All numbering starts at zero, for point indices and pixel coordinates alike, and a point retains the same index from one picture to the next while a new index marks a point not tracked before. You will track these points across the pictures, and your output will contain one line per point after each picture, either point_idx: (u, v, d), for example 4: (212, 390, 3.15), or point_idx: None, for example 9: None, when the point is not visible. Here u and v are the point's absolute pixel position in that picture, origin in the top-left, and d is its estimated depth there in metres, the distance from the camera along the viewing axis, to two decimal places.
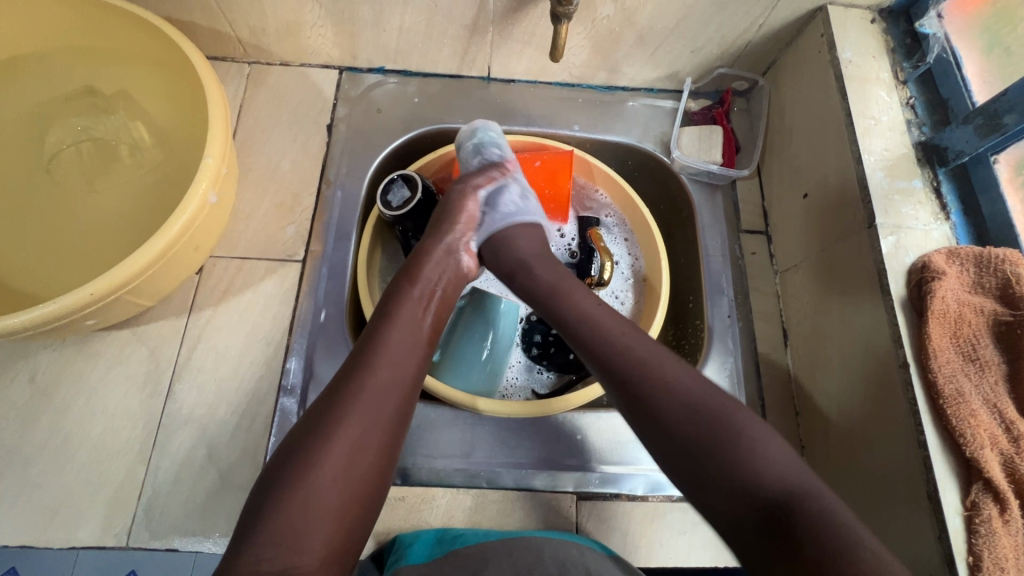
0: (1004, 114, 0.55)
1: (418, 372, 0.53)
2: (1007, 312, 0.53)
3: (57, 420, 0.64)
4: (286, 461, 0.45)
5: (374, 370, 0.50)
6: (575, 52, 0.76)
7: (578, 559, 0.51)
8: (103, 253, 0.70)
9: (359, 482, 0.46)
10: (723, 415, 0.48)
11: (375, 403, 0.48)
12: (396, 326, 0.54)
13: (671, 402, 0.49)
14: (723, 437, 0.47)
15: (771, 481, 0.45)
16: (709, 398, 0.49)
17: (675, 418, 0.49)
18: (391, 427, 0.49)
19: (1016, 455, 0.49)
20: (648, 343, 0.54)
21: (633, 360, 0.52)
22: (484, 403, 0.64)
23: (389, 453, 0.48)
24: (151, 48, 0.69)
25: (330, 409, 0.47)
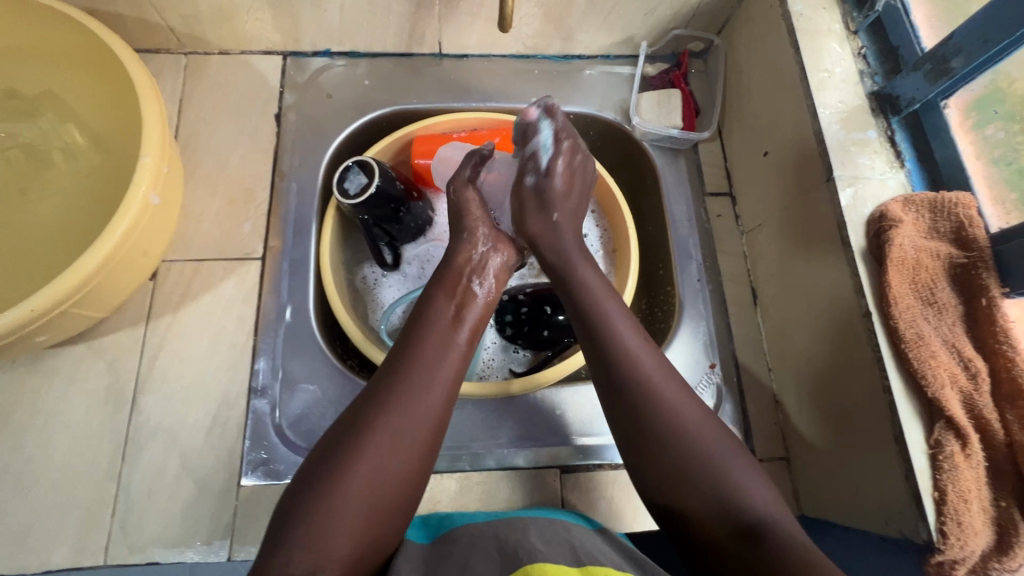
0: (952, 57, 0.56)
1: (456, 375, 0.51)
2: (961, 255, 0.54)
3: (17, 443, 0.61)
4: (317, 469, 0.44)
5: (410, 377, 0.49)
6: (526, 21, 0.74)
7: (562, 534, 0.49)
8: (45, 265, 0.66)
9: (389, 488, 0.44)
10: (722, 459, 0.46)
11: (408, 413, 0.47)
12: (433, 328, 0.53)
13: (680, 447, 0.47)
14: (712, 484, 0.45)
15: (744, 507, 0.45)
16: (714, 443, 0.47)
17: (672, 469, 0.46)
18: (427, 437, 0.47)
19: (975, 392, 0.50)
20: (681, 386, 0.50)
21: (659, 403, 0.49)
22: (516, 385, 0.65)
23: (420, 465, 0.47)
24: (74, 43, 0.65)
25: (366, 415, 0.46)
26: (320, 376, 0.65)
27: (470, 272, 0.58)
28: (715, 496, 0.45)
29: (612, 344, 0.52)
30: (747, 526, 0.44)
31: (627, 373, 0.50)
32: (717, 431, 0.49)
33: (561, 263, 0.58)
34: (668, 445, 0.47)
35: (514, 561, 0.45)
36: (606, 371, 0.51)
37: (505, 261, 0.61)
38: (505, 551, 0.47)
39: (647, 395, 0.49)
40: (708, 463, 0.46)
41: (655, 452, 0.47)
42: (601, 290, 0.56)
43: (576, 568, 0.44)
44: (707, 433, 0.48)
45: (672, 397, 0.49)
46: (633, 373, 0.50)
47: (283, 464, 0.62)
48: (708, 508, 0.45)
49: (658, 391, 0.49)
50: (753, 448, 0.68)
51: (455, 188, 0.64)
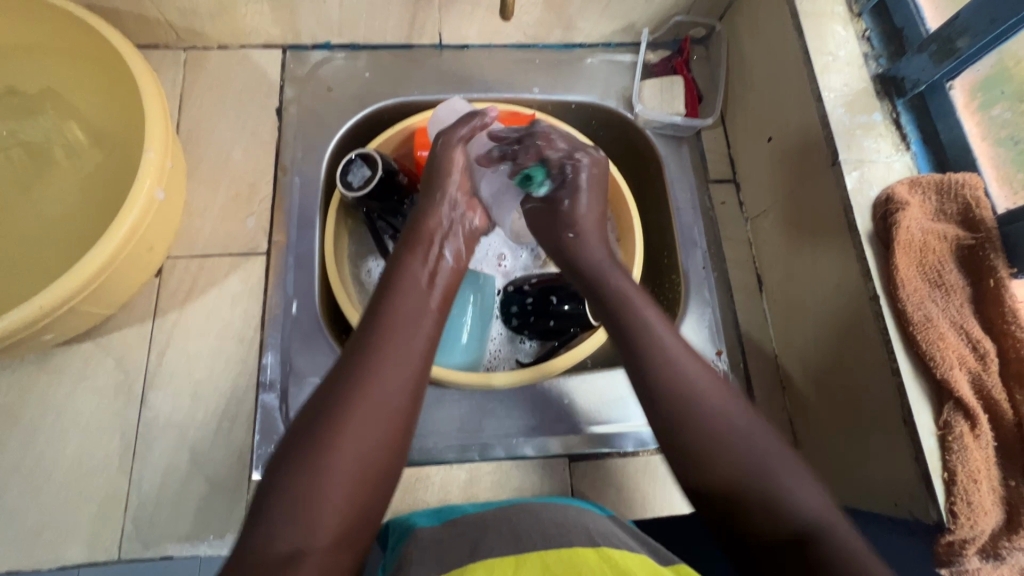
0: (957, 37, 0.56)
1: (429, 344, 0.50)
2: (969, 236, 0.54)
3: (28, 441, 0.61)
4: (296, 442, 0.43)
5: (384, 346, 0.47)
6: (527, 9, 0.73)
7: (576, 517, 0.50)
8: (50, 263, 0.66)
9: (372, 457, 0.43)
10: (770, 466, 0.45)
11: (383, 383, 0.45)
12: (403, 297, 0.51)
13: (721, 449, 0.46)
14: (762, 490, 0.45)
15: (795, 513, 0.44)
16: (760, 448, 0.46)
17: (721, 478, 0.46)
18: (403, 406, 0.46)
19: (983, 372, 0.50)
20: (725, 390, 0.49)
21: (701, 412, 0.48)
22: (496, 377, 0.64)
23: (402, 429, 0.45)
24: (73, 39, 0.64)
25: (343, 386, 0.45)
26: (329, 369, 0.65)
27: (441, 237, 0.58)
28: (766, 505, 0.44)
29: (646, 347, 0.51)
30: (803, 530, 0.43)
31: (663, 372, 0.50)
32: (765, 431, 0.48)
33: (594, 271, 0.58)
34: (714, 455, 0.46)
35: (529, 543, 0.45)
36: (639, 370, 0.51)
37: (473, 227, 0.62)
38: (518, 533, 0.47)
39: (688, 402, 0.48)
40: (755, 475, 0.45)
41: (704, 460, 0.47)
42: (631, 288, 0.56)
43: (590, 548, 0.44)
44: (755, 436, 0.47)
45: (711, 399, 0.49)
46: (675, 381, 0.49)
47: None
48: (759, 511, 0.44)
49: (696, 391, 0.49)
50: None
51: (444, 143, 0.62)
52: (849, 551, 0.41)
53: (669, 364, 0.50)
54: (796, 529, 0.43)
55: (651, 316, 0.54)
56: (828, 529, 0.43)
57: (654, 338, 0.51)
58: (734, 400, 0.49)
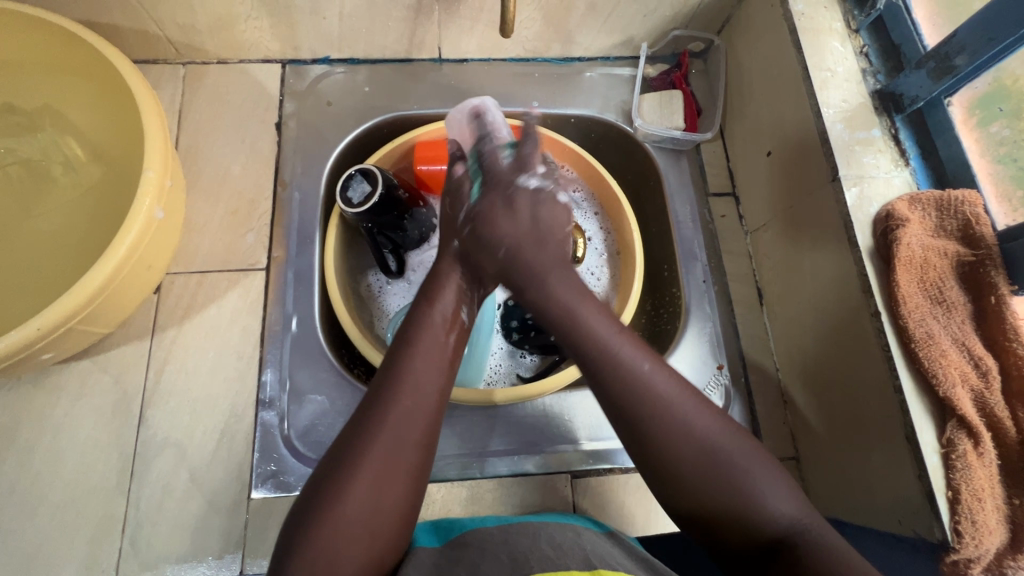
0: (955, 55, 0.56)
1: (439, 398, 0.49)
2: (969, 253, 0.54)
3: (24, 461, 0.61)
4: (313, 501, 0.44)
5: (396, 402, 0.47)
6: (526, 24, 0.74)
7: (573, 538, 0.49)
8: (49, 280, 0.66)
9: (386, 512, 0.45)
10: (744, 474, 0.45)
11: (387, 471, 0.45)
12: (416, 351, 0.50)
13: (696, 459, 0.45)
14: (730, 495, 0.44)
15: (769, 518, 0.44)
16: (726, 452, 0.45)
17: (696, 497, 0.45)
18: (415, 461, 0.47)
19: (986, 390, 0.50)
20: (691, 402, 0.47)
21: (662, 414, 0.46)
22: (500, 395, 0.64)
23: (418, 480, 0.47)
24: (73, 56, 0.64)
25: (355, 444, 0.46)
26: (328, 386, 0.65)
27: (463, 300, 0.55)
28: (744, 519, 0.44)
29: (597, 348, 0.48)
30: (775, 535, 0.43)
31: (619, 377, 0.47)
32: (721, 428, 0.47)
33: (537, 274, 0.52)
34: (686, 458, 0.45)
35: (526, 567, 0.45)
36: (594, 371, 0.48)
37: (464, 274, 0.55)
38: (516, 556, 0.46)
39: (663, 413, 0.46)
40: (720, 476, 0.45)
41: (671, 459, 0.45)
42: (573, 295, 0.51)
43: (585, 571, 0.44)
44: (711, 429, 0.46)
45: (667, 398, 0.46)
46: (647, 394, 0.46)
47: (293, 476, 0.62)
48: (738, 523, 0.44)
49: (654, 396, 0.46)
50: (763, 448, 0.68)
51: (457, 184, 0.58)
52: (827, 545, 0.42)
53: (630, 380, 0.47)
54: (770, 535, 0.44)
55: (585, 308, 0.50)
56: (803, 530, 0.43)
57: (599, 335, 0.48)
58: (711, 421, 0.46)
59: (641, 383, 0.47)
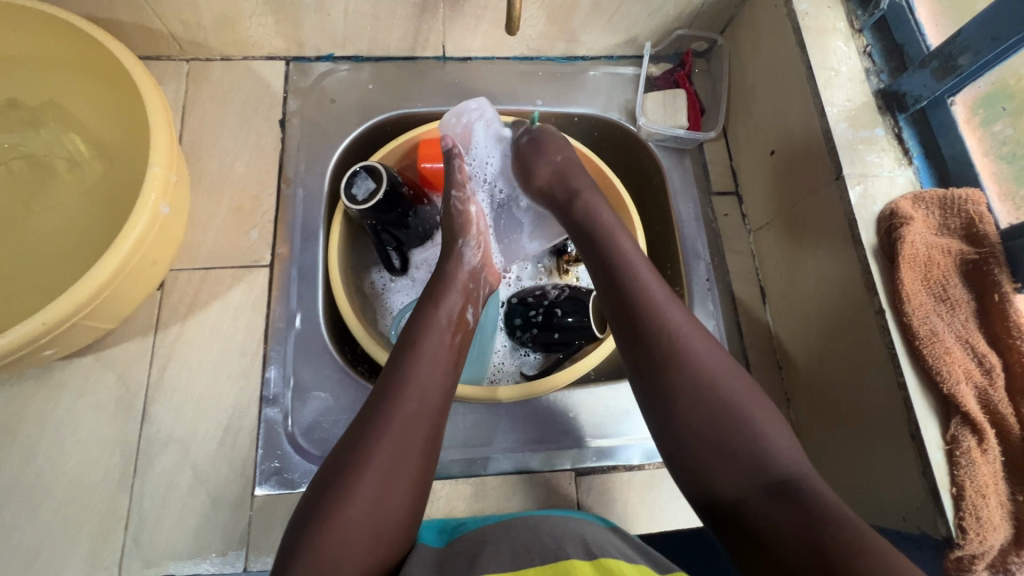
0: (958, 55, 0.56)
1: (442, 400, 0.51)
2: (972, 251, 0.54)
3: (26, 458, 0.60)
4: (320, 497, 0.45)
5: (401, 402, 0.48)
6: (530, 23, 0.74)
7: (575, 529, 0.49)
8: (51, 276, 0.65)
9: (391, 510, 0.45)
10: (745, 412, 0.48)
11: (393, 469, 0.46)
12: (420, 355, 0.52)
13: (711, 397, 0.48)
14: (737, 436, 0.47)
15: (773, 465, 0.46)
16: (732, 391, 0.49)
17: (710, 431, 0.47)
18: (420, 461, 0.48)
19: (990, 388, 0.51)
20: (707, 341, 0.52)
21: (690, 359, 0.50)
22: (503, 391, 0.64)
23: (422, 480, 0.48)
24: (77, 51, 0.64)
25: (362, 442, 0.46)
26: (332, 383, 0.65)
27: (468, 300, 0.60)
28: (751, 455, 0.46)
29: (627, 276, 0.55)
30: (779, 479, 0.45)
31: (643, 303, 0.53)
32: (739, 373, 0.51)
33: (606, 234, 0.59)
34: (700, 387, 0.49)
35: (526, 560, 0.45)
36: (625, 306, 0.54)
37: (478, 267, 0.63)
38: (517, 548, 0.46)
39: (683, 347, 0.51)
40: (732, 410, 0.48)
41: (684, 394, 0.49)
42: (614, 225, 0.60)
43: (588, 563, 0.43)
44: (730, 375, 0.50)
45: (685, 333, 0.52)
46: (663, 324, 0.52)
47: (297, 473, 0.62)
48: (744, 462, 0.46)
49: (669, 329, 0.52)
50: None
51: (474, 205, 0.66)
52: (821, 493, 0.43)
53: (658, 314, 0.52)
54: (773, 478, 0.45)
55: (637, 262, 0.56)
56: (800, 476, 0.45)
57: (637, 277, 0.55)
58: (735, 370, 0.51)
59: (653, 312, 0.52)
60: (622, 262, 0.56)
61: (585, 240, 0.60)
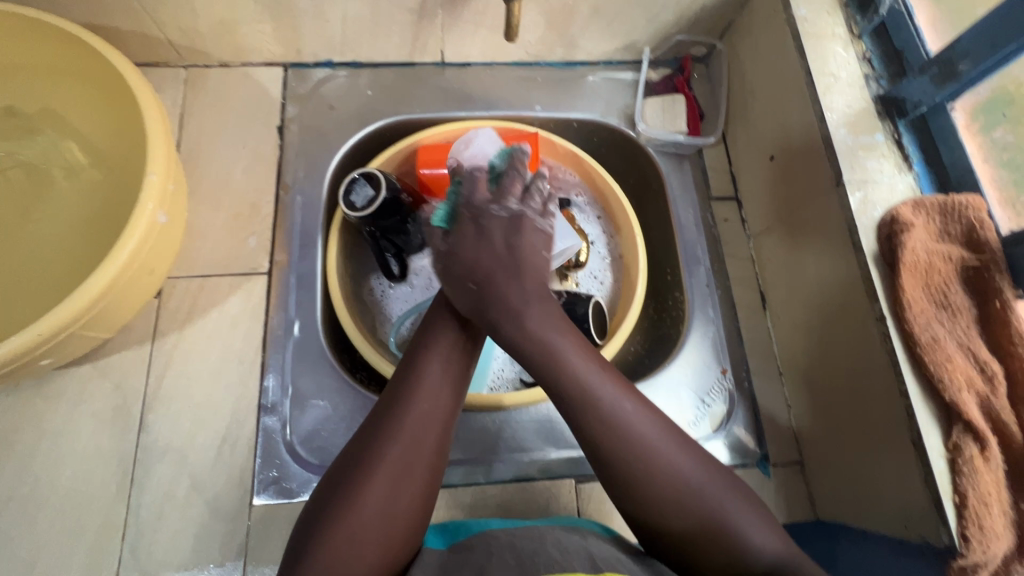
0: (959, 61, 0.57)
1: (456, 400, 0.51)
2: (973, 258, 0.54)
3: (23, 468, 0.60)
4: (330, 496, 0.45)
5: (415, 400, 0.48)
6: (529, 29, 0.74)
7: (579, 543, 0.49)
8: (48, 285, 0.65)
9: (402, 511, 0.45)
10: (719, 509, 0.46)
11: (405, 468, 0.46)
12: (434, 351, 0.52)
13: (682, 508, 0.46)
14: (713, 533, 0.45)
15: (753, 557, 0.45)
16: (711, 492, 0.47)
17: (686, 526, 0.46)
18: (431, 464, 0.47)
19: (992, 395, 0.50)
20: (683, 451, 0.48)
21: (651, 461, 0.46)
22: (507, 399, 0.66)
23: (433, 479, 0.48)
24: (74, 59, 0.63)
25: (374, 440, 0.47)
26: (331, 392, 0.65)
27: None
28: (723, 554, 0.45)
29: (568, 382, 0.48)
30: (767, 570, 0.45)
31: (598, 412, 0.47)
32: (694, 458, 0.48)
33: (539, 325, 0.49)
34: (666, 507, 0.46)
35: (531, 568, 0.44)
36: (572, 415, 0.48)
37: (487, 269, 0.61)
38: (523, 557, 0.46)
39: (650, 455, 0.47)
40: (710, 516, 0.46)
41: (662, 514, 0.46)
42: (554, 331, 0.49)
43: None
44: (688, 466, 0.47)
45: (655, 442, 0.47)
46: (630, 435, 0.47)
47: (295, 482, 0.61)
48: (719, 553, 0.45)
49: (643, 440, 0.47)
50: (767, 453, 0.68)
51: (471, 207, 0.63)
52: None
53: (613, 420, 0.47)
54: (756, 570, 0.45)
55: (583, 367, 0.49)
56: (790, 569, 0.45)
57: (574, 369, 0.48)
58: (702, 465, 0.48)
59: (616, 421, 0.47)
60: (541, 359, 0.48)
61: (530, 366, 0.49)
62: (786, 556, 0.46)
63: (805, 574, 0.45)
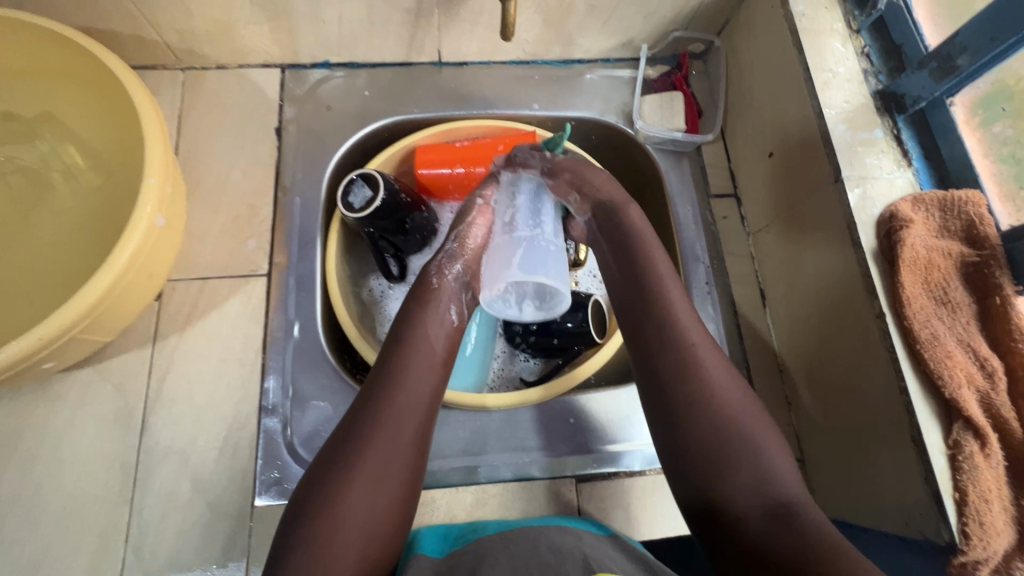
0: (957, 56, 0.56)
1: (432, 398, 0.51)
2: (973, 253, 0.54)
3: (26, 471, 0.60)
4: (313, 490, 0.45)
5: (392, 398, 0.49)
6: (526, 27, 0.74)
7: (574, 543, 0.49)
8: (49, 289, 0.65)
9: (383, 507, 0.45)
10: (750, 438, 0.48)
11: (383, 464, 0.46)
12: (409, 351, 0.53)
13: (728, 440, 0.48)
14: (745, 460, 0.47)
15: (774, 489, 0.46)
16: (753, 435, 0.48)
17: (719, 461, 0.47)
18: (409, 457, 0.48)
19: (992, 391, 0.50)
20: (741, 393, 0.50)
21: (711, 398, 0.50)
22: (490, 399, 0.65)
23: (413, 475, 0.48)
24: (72, 63, 0.64)
25: (352, 438, 0.47)
26: (331, 392, 0.65)
27: (450, 300, 0.58)
28: (751, 482, 0.46)
29: (664, 309, 0.54)
30: (776, 508, 0.45)
31: (677, 343, 0.52)
32: (756, 409, 0.50)
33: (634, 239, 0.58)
34: (707, 426, 0.49)
35: None
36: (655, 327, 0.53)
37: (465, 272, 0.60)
38: (517, 563, 0.46)
39: (711, 394, 0.50)
40: (745, 443, 0.48)
41: (694, 423, 0.49)
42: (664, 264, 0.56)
43: None
44: (749, 412, 0.50)
45: (715, 385, 0.50)
46: (690, 359, 0.51)
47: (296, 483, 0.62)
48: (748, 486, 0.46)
49: (706, 379, 0.50)
50: None
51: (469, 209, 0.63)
52: (814, 525, 0.44)
53: (686, 344, 0.52)
54: (773, 499, 0.46)
55: (678, 300, 0.55)
56: (799, 508, 0.45)
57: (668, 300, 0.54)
58: (748, 400, 0.50)
59: (686, 346, 0.52)
60: (659, 294, 0.54)
61: (624, 256, 0.58)
62: (788, 499, 0.45)
63: (805, 518, 0.44)
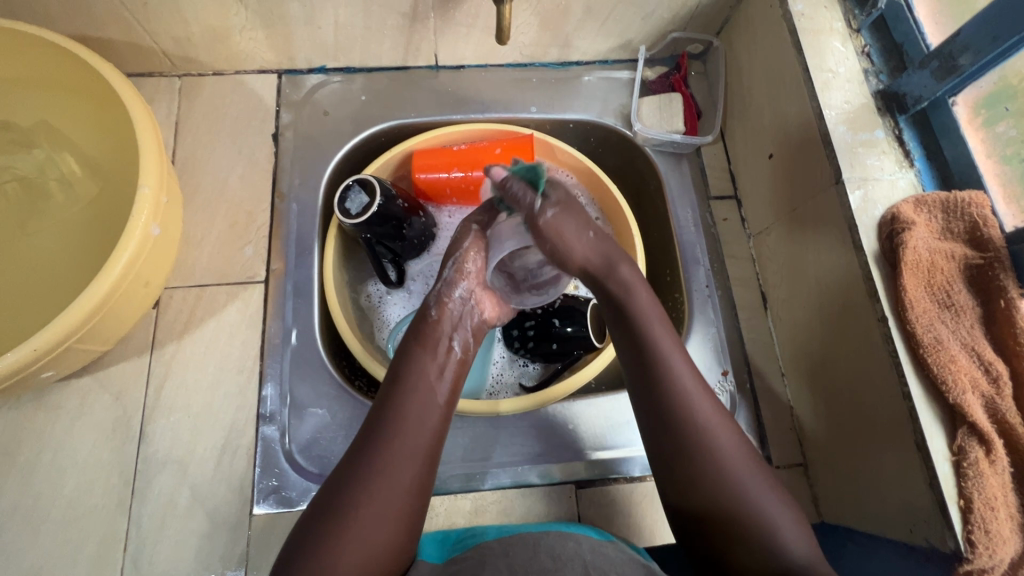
0: (958, 55, 0.55)
1: (435, 439, 0.51)
2: (977, 256, 0.53)
3: (24, 481, 0.60)
4: (313, 526, 0.45)
5: (394, 440, 0.49)
6: (523, 30, 0.73)
7: (575, 551, 0.48)
8: (46, 298, 0.65)
9: (382, 548, 0.45)
10: (752, 496, 0.50)
11: (383, 506, 0.46)
12: (410, 390, 0.52)
13: (730, 502, 0.49)
14: (750, 524, 0.49)
15: (779, 551, 0.48)
16: (756, 496, 0.50)
17: (722, 522, 0.50)
18: (409, 497, 0.48)
19: (997, 396, 0.50)
20: (743, 454, 0.51)
21: (712, 457, 0.51)
22: (505, 405, 0.64)
23: (412, 515, 0.48)
24: (67, 72, 0.64)
25: (353, 478, 0.47)
26: (329, 400, 0.64)
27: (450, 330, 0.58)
28: (756, 544, 0.48)
29: (662, 369, 0.53)
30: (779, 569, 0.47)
31: (678, 405, 0.52)
32: (756, 469, 0.51)
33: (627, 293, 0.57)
34: (712, 491, 0.50)
35: None
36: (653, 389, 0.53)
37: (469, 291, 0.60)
38: (515, 568, 0.46)
39: (716, 456, 0.51)
40: (746, 506, 0.49)
41: (698, 488, 0.51)
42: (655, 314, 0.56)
43: None
44: (748, 474, 0.51)
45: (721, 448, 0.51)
46: (694, 419, 0.52)
47: (294, 491, 0.61)
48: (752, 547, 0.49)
49: (712, 442, 0.51)
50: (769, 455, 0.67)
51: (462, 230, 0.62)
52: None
53: (688, 405, 0.52)
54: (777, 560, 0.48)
55: (674, 353, 0.54)
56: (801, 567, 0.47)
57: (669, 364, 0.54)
58: (750, 461, 0.51)
59: (687, 408, 0.52)
60: (656, 352, 0.54)
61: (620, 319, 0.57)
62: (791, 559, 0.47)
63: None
